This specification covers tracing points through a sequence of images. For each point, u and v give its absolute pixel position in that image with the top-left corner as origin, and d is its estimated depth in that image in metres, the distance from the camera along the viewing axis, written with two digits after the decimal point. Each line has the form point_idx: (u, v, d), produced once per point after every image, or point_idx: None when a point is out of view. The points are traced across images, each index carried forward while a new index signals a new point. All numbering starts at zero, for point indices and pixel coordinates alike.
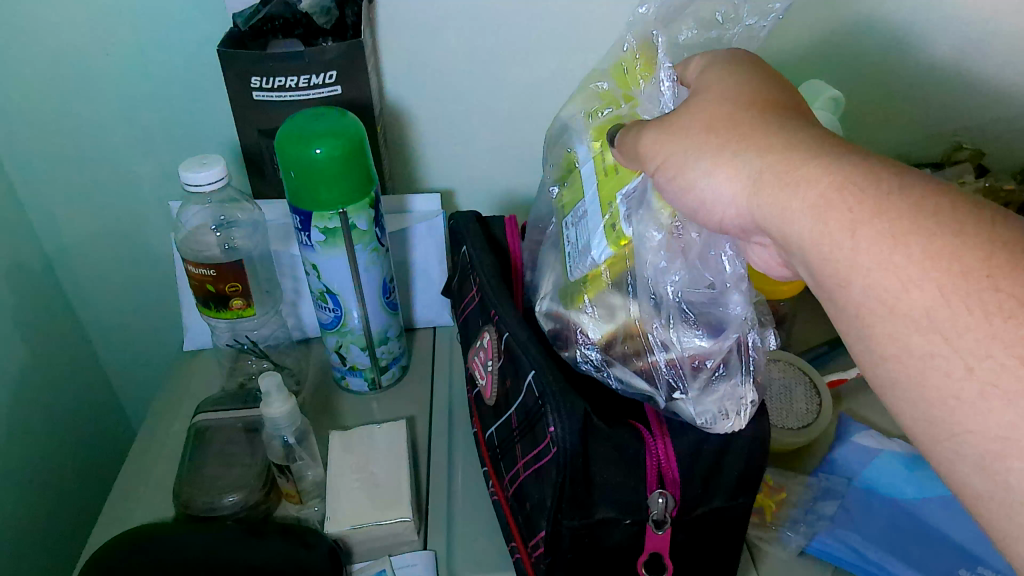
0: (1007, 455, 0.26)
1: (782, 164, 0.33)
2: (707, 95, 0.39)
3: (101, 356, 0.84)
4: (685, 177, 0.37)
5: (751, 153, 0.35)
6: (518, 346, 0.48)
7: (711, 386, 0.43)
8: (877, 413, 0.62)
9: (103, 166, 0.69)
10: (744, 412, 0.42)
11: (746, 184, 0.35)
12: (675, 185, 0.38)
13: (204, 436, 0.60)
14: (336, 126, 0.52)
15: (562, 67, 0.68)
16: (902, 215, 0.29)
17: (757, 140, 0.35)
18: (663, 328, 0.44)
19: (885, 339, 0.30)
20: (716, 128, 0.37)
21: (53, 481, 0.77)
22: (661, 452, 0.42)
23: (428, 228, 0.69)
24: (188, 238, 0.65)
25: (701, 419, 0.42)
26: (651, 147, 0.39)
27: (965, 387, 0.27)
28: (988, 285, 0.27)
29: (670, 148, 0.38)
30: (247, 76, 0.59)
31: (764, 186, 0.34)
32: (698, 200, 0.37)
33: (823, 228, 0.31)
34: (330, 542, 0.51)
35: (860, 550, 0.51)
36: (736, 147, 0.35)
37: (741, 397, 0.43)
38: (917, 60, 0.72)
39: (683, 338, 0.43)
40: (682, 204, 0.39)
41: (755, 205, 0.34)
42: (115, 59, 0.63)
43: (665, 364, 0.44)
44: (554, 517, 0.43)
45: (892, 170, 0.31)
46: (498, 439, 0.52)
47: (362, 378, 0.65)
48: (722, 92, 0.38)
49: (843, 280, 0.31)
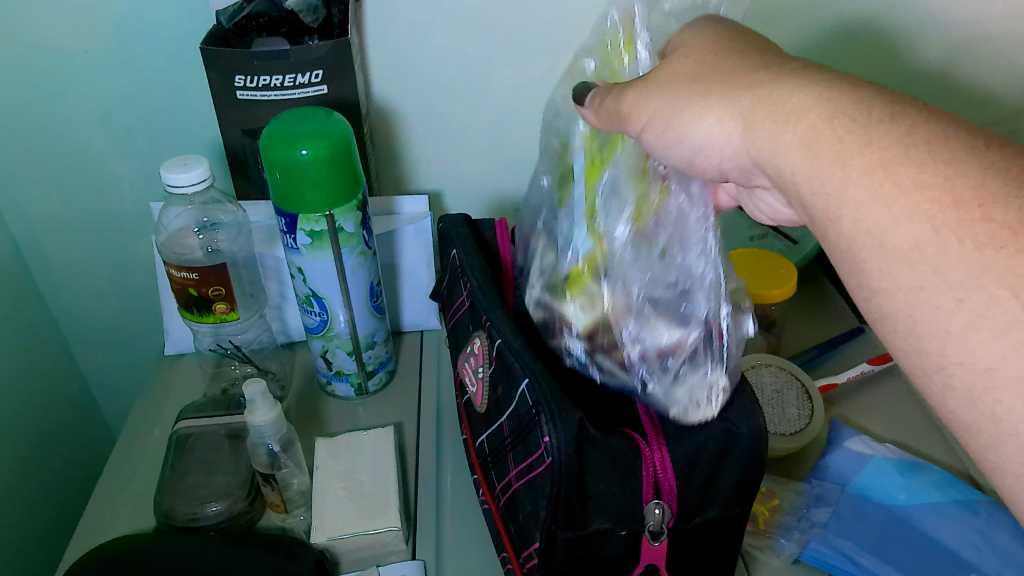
0: (995, 388, 0.27)
1: (772, 99, 0.34)
2: (690, 46, 0.40)
3: (79, 360, 0.82)
4: (674, 129, 0.38)
5: (740, 96, 0.35)
6: (512, 353, 0.47)
7: (680, 377, 0.43)
8: (869, 418, 0.62)
9: (80, 166, 0.67)
10: (715, 401, 0.42)
11: (738, 126, 0.35)
12: (665, 139, 0.38)
13: (186, 443, 0.58)
14: (323, 127, 0.51)
15: (553, 67, 0.67)
16: (892, 143, 0.30)
17: (744, 83, 0.35)
18: (637, 313, 0.44)
19: (875, 273, 0.30)
20: (700, 77, 0.38)
21: (29, 491, 0.75)
22: (658, 462, 0.41)
23: (416, 230, 0.68)
24: (171, 241, 0.64)
25: (672, 410, 0.43)
26: (637, 102, 0.39)
27: (954, 320, 0.27)
28: (980, 214, 0.27)
29: (657, 103, 0.38)
30: (232, 74, 0.58)
31: (757, 123, 0.34)
32: (691, 150, 0.38)
33: (814, 162, 0.31)
34: (316, 553, 0.50)
35: (853, 557, 0.50)
36: (722, 93, 0.36)
37: (712, 386, 0.42)
38: (906, 64, 0.72)
39: (654, 325, 0.44)
40: (674, 156, 0.39)
41: (749, 143, 0.35)
42: (93, 58, 0.62)
43: (639, 357, 0.44)
44: (549, 529, 0.42)
45: (883, 96, 0.32)
46: (489, 447, 0.51)
47: (349, 384, 0.64)
48: (703, 45, 0.39)
49: (834, 214, 0.31)
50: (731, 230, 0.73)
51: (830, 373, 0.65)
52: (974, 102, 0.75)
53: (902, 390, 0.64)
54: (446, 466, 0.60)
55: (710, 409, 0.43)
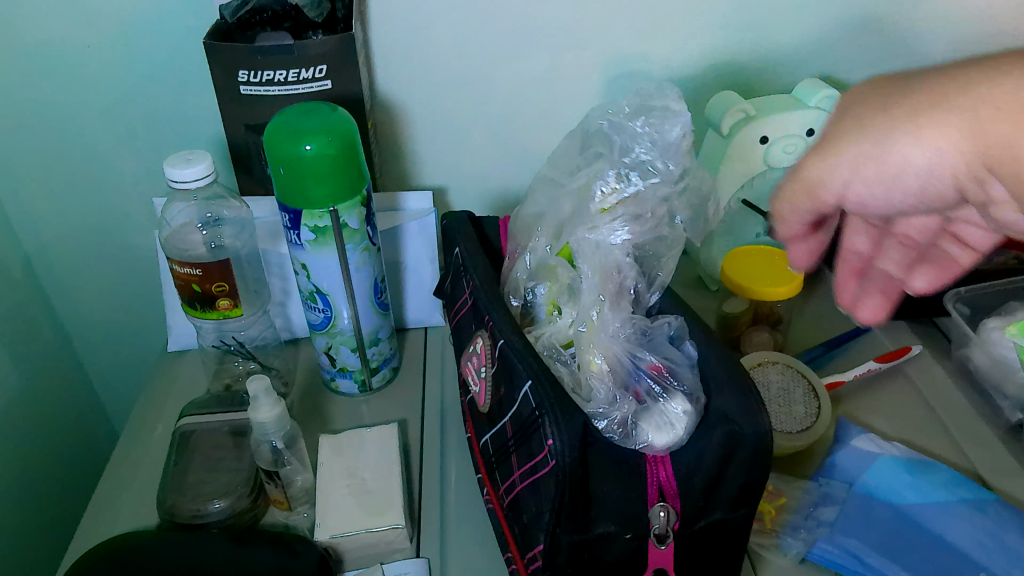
0: None
1: (992, 96, 0.32)
2: (866, 94, 0.38)
3: (82, 357, 0.82)
4: (889, 165, 0.36)
5: (954, 117, 0.33)
6: (514, 356, 0.47)
7: (643, 408, 0.43)
8: (876, 416, 0.61)
9: (83, 162, 0.67)
10: (673, 423, 0.41)
11: (967, 141, 0.33)
12: (877, 175, 0.36)
13: (189, 441, 0.58)
14: (326, 121, 0.50)
15: (558, 62, 0.67)
16: None
17: (947, 106, 0.33)
18: (609, 339, 0.46)
19: None
20: (894, 104, 0.36)
21: (31, 488, 0.75)
22: (661, 475, 0.42)
23: (420, 226, 0.68)
24: (173, 236, 0.63)
25: (637, 439, 0.42)
26: (816, 168, 0.38)
27: None
28: None
29: (853, 146, 0.37)
30: (235, 68, 0.58)
31: (987, 133, 0.32)
32: (919, 178, 0.36)
33: None
34: (319, 551, 0.50)
35: (861, 557, 0.50)
36: (932, 116, 0.34)
37: (669, 410, 0.42)
38: (915, 60, 0.71)
39: (625, 355, 0.46)
40: (908, 186, 0.36)
41: (986, 150, 0.32)
42: (96, 52, 0.61)
43: (605, 391, 0.44)
44: (553, 532, 0.42)
45: None
46: (493, 448, 0.51)
47: (352, 381, 0.63)
48: (876, 87, 0.38)
49: None
50: (740, 225, 0.71)
51: (837, 371, 0.65)
52: None
53: (911, 389, 0.64)
54: (450, 463, 0.59)
55: (714, 413, 0.43)
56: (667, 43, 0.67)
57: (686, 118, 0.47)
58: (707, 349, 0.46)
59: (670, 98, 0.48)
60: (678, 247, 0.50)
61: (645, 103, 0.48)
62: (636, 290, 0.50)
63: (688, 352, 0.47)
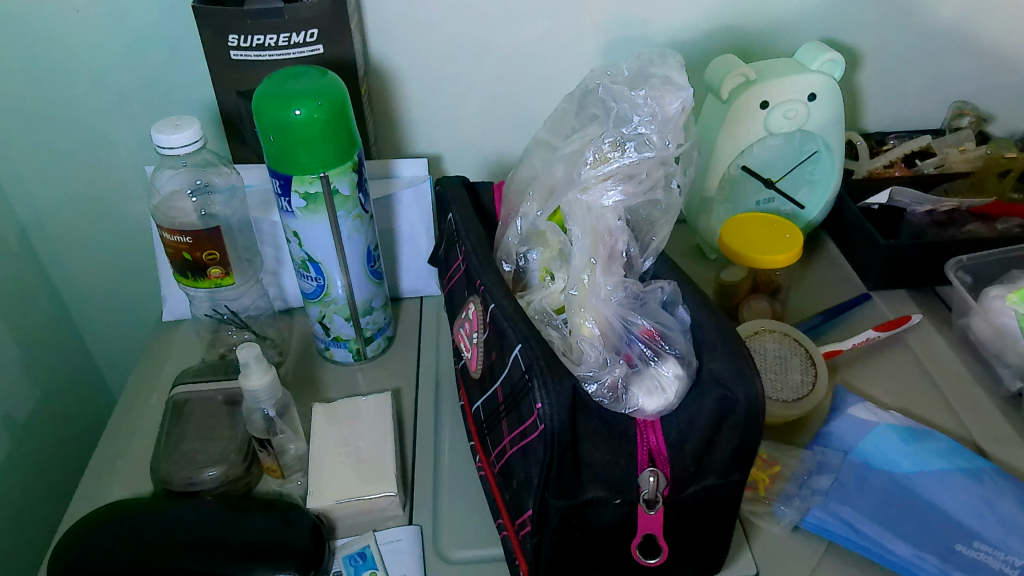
0: None
1: None
2: None
3: (78, 324, 0.81)
4: None
5: None
6: (506, 321, 0.46)
7: (634, 373, 0.43)
8: (874, 385, 0.61)
9: (73, 129, 0.66)
10: (664, 388, 0.42)
11: None
12: None
13: (183, 409, 0.58)
14: (316, 85, 0.49)
15: (555, 27, 0.66)
16: None
17: None
18: (601, 303, 0.45)
19: None
20: None
21: (29, 454, 0.75)
22: (653, 440, 0.42)
23: (415, 194, 0.67)
24: (163, 205, 0.62)
25: (628, 406, 0.42)
26: None
27: None
28: None
29: None
30: (225, 33, 0.57)
31: None
32: None
33: None
34: (313, 517, 0.50)
35: (855, 525, 0.50)
36: None
37: (660, 376, 0.42)
38: (922, 23, 0.69)
39: (618, 319, 0.45)
40: None
41: None
42: (84, 18, 0.60)
43: (594, 357, 0.44)
44: (542, 496, 0.42)
45: None
46: (484, 414, 0.50)
47: (347, 350, 0.63)
48: None
49: None
50: (739, 192, 0.70)
51: (835, 341, 0.64)
52: (990, 62, 0.73)
53: (911, 358, 0.63)
54: (444, 431, 0.59)
55: (708, 377, 0.43)
56: (668, 7, 0.66)
57: (687, 93, 0.45)
58: (701, 314, 0.46)
59: (672, 68, 0.46)
60: (673, 213, 0.49)
61: (644, 69, 0.47)
62: (630, 255, 0.48)
63: (681, 317, 0.46)
